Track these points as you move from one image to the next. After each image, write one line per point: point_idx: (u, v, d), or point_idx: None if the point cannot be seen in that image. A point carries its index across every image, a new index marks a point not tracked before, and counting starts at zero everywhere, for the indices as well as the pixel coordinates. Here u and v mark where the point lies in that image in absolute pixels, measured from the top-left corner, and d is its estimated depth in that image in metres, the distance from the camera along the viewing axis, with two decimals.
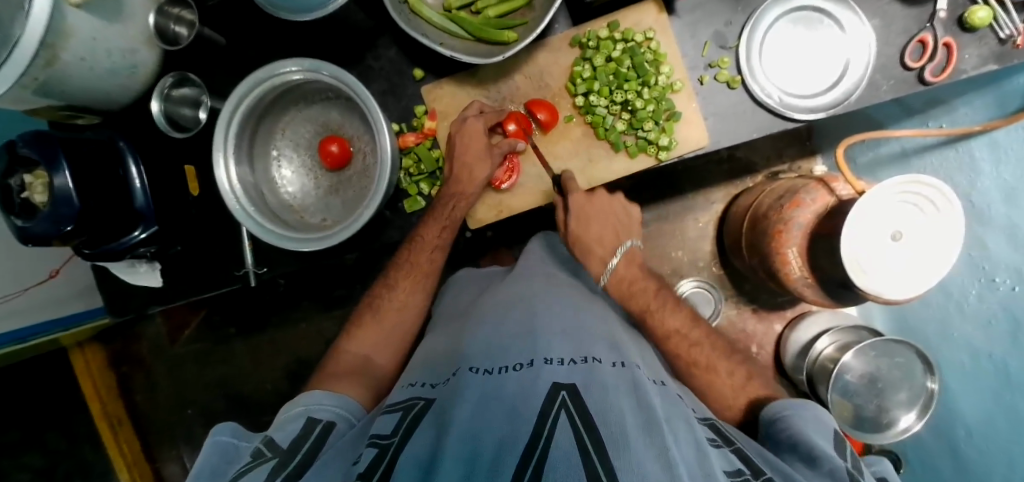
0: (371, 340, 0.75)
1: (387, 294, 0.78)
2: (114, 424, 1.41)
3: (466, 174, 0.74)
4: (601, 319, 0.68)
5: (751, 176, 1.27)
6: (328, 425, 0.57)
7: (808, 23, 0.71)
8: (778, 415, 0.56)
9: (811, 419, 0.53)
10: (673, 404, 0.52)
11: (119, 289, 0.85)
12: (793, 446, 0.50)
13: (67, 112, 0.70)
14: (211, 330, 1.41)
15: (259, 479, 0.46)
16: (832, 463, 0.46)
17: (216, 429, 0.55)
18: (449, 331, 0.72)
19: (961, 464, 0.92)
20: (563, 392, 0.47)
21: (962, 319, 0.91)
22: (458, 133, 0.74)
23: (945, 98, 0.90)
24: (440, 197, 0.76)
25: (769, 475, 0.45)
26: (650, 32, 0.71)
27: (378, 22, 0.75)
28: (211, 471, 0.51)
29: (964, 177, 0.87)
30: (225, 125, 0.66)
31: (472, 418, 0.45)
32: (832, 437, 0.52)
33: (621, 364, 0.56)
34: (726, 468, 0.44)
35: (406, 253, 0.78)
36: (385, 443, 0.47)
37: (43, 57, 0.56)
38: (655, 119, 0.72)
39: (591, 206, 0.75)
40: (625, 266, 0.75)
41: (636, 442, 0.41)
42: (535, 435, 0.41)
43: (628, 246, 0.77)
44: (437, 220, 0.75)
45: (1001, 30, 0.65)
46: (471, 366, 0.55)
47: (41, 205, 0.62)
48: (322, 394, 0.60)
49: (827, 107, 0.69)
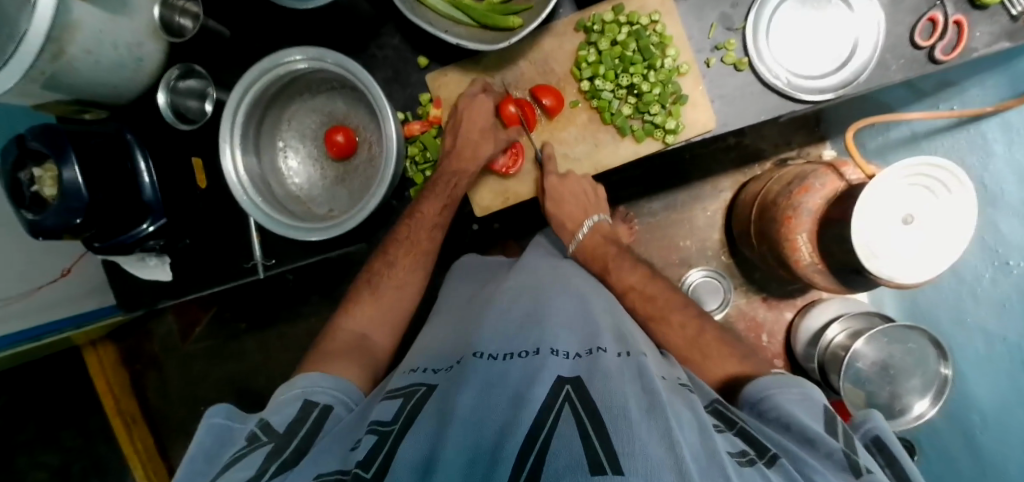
0: (386, 325, 0.75)
1: (386, 271, 0.77)
2: (129, 421, 1.42)
3: (468, 151, 0.74)
4: (610, 309, 0.68)
5: (760, 163, 1.26)
6: (325, 409, 0.56)
7: (816, 3, 0.70)
8: (763, 394, 0.54)
9: (799, 399, 0.52)
10: (679, 395, 0.51)
11: (131, 283, 0.85)
12: (785, 428, 0.49)
13: (75, 106, 0.71)
14: (222, 327, 1.42)
15: (256, 464, 0.46)
16: (828, 445, 0.45)
17: (210, 411, 0.55)
18: (456, 317, 0.72)
19: (975, 451, 0.91)
20: (567, 385, 0.47)
21: (975, 304, 0.90)
22: (462, 105, 0.74)
23: (957, 79, 0.88)
24: (440, 173, 0.76)
25: (774, 451, 0.46)
26: (656, 15, 0.70)
27: (381, 11, 0.74)
28: (206, 455, 0.51)
29: (975, 159, 0.85)
30: (230, 118, 0.66)
31: (474, 407, 0.45)
32: (822, 414, 0.51)
33: (626, 353, 0.55)
34: (730, 450, 0.44)
35: (405, 229, 0.78)
36: (385, 430, 0.47)
37: (49, 51, 0.56)
38: (661, 103, 0.71)
39: (567, 186, 0.77)
40: (592, 236, 0.82)
41: (638, 426, 0.41)
42: (537, 426, 0.41)
43: (594, 220, 0.82)
44: (437, 197, 0.76)
45: (1013, 7, 0.63)
46: (476, 351, 0.56)
47: (51, 198, 0.62)
48: (316, 376, 0.60)
49: (837, 87, 0.68)
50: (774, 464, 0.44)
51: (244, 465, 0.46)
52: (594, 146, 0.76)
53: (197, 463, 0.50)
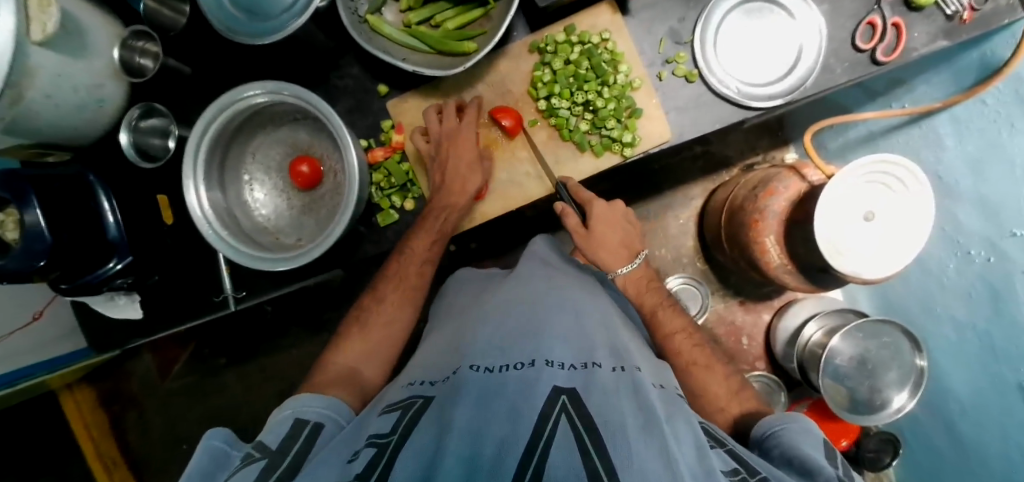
0: (375, 340, 0.74)
1: (376, 307, 0.77)
2: (109, 464, 1.39)
3: (458, 185, 0.74)
4: (601, 321, 0.69)
5: (727, 170, 1.29)
6: (317, 426, 0.55)
7: (760, 14, 0.72)
8: (770, 431, 0.57)
9: (801, 432, 0.55)
10: (673, 406, 0.53)
11: (101, 324, 0.84)
12: (787, 461, 0.51)
13: (36, 149, 0.71)
14: (201, 363, 1.41)
15: (250, 478, 0.45)
16: (827, 474, 0.47)
17: (208, 434, 0.53)
18: (444, 334, 0.72)
19: (956, 438, 0.93)
20: (564, 395, 0.47)
21: (942, 293, 0.92)
22: (443, 137, 0.74)
23: (904, 79, 0.92)
24: (430, 209, 0.76)
25: (765, 474, 0.47)
26: (606, 34, 0.72)
27: (340, 42, 0.76)
28: (201, 477, 0.49)
29: (929, 153, 0.88)
30: (194, 149, 0.67)
31: (472, 418, 0.45)
32: (823, 447, 0.53)
33: (621, 367, 0.57)
34: (723, 468, 0.45)
35: (397, 264, 0.78)
36: (384, 442, 0.47)
37: (8, 96, 0.56)
38: (617, 117, 0.73)
39: (612, 212, 0.77)
40: (642, 269, 0.80)
41: (636, 445, 0.41)
42: (535, 436, 0.42)
43: (644, 255, 0.79)
44: (427, 232, 0.76)
45: (946, 7, 0.67)
46: (471, 364, 0.56)
47: (14, 242, 0.62)
48: (310, 397, 0.59)
49: (785, 93, 0.71)
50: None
51: (237, 480, 0.45)
52: (576, 162, 0.77)
53: None
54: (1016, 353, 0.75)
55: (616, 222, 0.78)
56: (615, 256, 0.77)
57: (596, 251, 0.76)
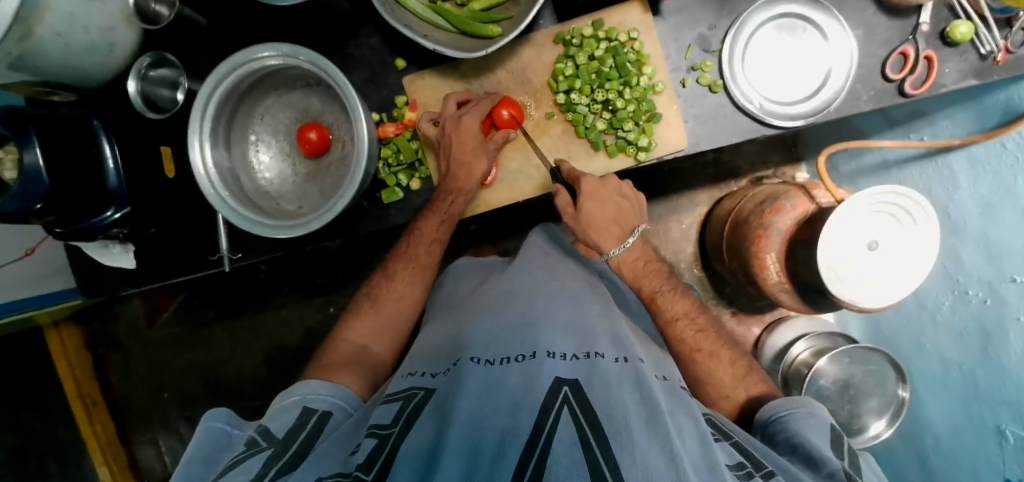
0: (370, 330, 0.78)
1: (386, 283, 0.81)
2: (89, 404, 1.40)
3: (463, 172, 0.73)
4: (604, 312, 0.68)
5: (736, 180, 1.28)
6: (324, 415, 0.59)
7: (792, 30, 0.71)
8: (775, 415, 0.60)
9: (806, 417, 0.57)
10: (674, 399, 0.55)
11: (92, 269, 0.84)
12: (792, 447, 0.54)
13: (42, 87, 0.69)
14: (190, 314, 1.41)
15: (256, 468, 0.48)
16: (831, 466, 0.50)
17: (210, 414, 0.55)
18: (447, 319, 0.73)
19: (928, 471, 0.94)
20: (565, 387, 0.48)
21: (934, 330, 0.93)
22: (450, 126, 0.73)
23: (926, 111, 0.91)
24: (438, 194, 0.75)
25: (771, 468, 0.49)
26: (634, 32, 0.71)
27: (361, 10, 0.74)
28: (204, 459, 0.51)
29: (941, 189, 0.87)
30: (202, 106, 0.65)
31: (474, 411, 0.46)
32: (828, 432, 0.56)
33: (624, 358, 0.57)
34: (729, 463, 0.47)
35: (406, 245, 0.80)
36: (384, 433, 0.49)
37: (16, 31, 0.55)
38: (635, 120, 0.72)
39: (602, 188, 0.72)
40: (639, 247, 0.76)
41: (639, 439, 0.42)
42: (536, 430, 0.42)
43: (642, 230, 0.76)
44: (436, 215, 0.75)
45: (982, 46, 0.65)
46: (471, 356, 0.56)
47: (11, 181, 0.61)
48: (318, 384, 0.62)
49: (806, 115, 0.70)
50: (770, 478, 0.46)
51: (240, 471, 0.48)
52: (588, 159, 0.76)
53: (195, 465, 0.50)
54: (998, 398, 0.76)
55: (613, 197, 0.73)
56: (608, 232, 0.74)
57: (588, 231, 0.74)
